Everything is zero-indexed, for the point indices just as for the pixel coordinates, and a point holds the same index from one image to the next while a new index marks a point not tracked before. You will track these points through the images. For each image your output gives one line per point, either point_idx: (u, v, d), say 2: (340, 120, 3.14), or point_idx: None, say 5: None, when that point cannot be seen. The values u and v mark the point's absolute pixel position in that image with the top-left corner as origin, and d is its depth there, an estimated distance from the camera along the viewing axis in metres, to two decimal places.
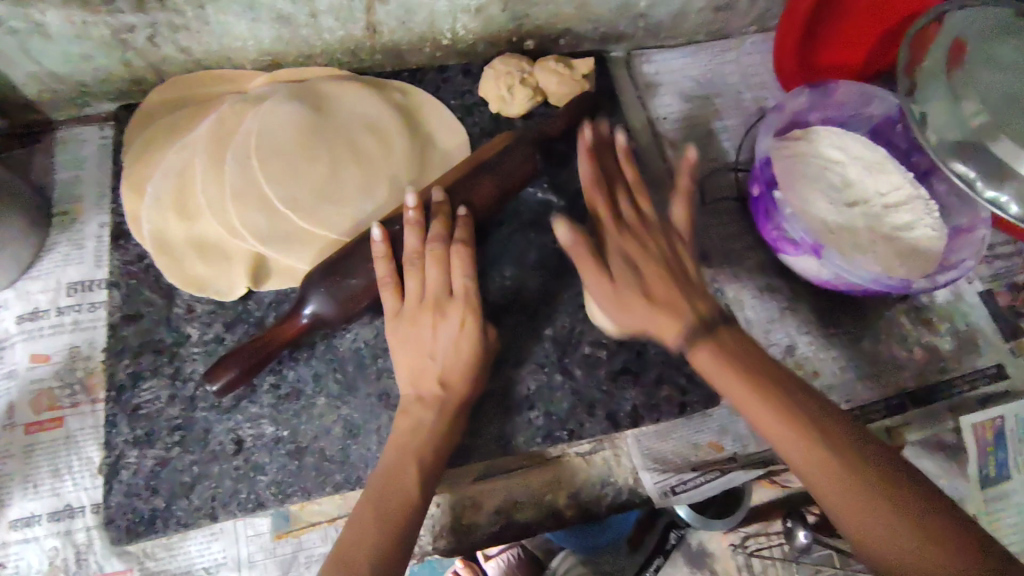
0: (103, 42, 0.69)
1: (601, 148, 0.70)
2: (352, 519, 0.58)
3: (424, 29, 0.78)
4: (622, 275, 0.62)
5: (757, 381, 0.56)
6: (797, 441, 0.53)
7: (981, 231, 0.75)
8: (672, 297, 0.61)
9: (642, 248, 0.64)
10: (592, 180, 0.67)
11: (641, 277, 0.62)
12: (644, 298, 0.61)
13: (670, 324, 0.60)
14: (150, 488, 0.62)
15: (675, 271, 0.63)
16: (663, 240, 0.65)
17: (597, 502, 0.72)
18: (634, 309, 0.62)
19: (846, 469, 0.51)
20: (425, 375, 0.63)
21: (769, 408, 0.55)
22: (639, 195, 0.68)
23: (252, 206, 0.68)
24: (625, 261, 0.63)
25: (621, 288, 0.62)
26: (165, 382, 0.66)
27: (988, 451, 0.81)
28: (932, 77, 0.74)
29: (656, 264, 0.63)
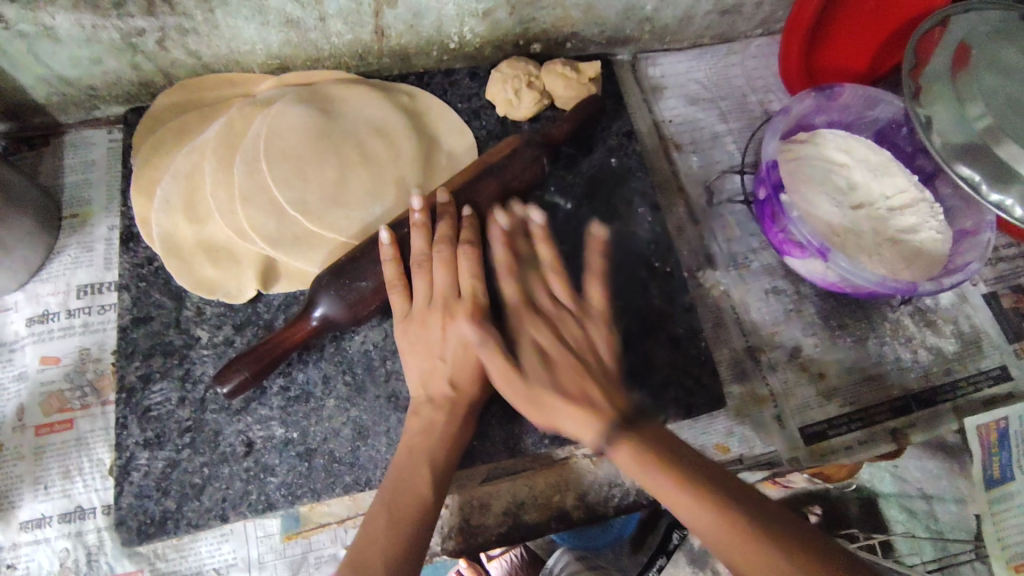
0: (113, 46, 0.69)
1: (515, 234, 0.68)
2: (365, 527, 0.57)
3: (431, 32, 0.78)
4: (533, 369, 0.62)
5: (672, 467, 0.54)
6: (721, 524, 0.50)
7: (986, 233, 0.75)
8: (582, 386, 0.60)
9: (549, 334, 0.63)
10: (505, 255, 0.66)
11: (553, 384, 0.61)
12: (561, 399, 0.60)
13: (581, 424, 0.59)
14: (161, 490, 0.63)
15: (587, 368, 0.62)
16: (578, 321, 0.65)
17: (605, 503, 0.71)
18: (552, 407, 0.60)
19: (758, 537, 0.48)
20: (434, 376, 0.63)
21: (686, 495, 0.52)
22: (552, 279, 0.67)
23: (261, 209, 0.68)
24: (540, 356, 0.62)
25: (534, 383, 0.61)
26: (175, 384, 0.66)
27: (991, 453, 0.82)
28: (936, 79, 0.74)
29: (568, 355, 0.62)
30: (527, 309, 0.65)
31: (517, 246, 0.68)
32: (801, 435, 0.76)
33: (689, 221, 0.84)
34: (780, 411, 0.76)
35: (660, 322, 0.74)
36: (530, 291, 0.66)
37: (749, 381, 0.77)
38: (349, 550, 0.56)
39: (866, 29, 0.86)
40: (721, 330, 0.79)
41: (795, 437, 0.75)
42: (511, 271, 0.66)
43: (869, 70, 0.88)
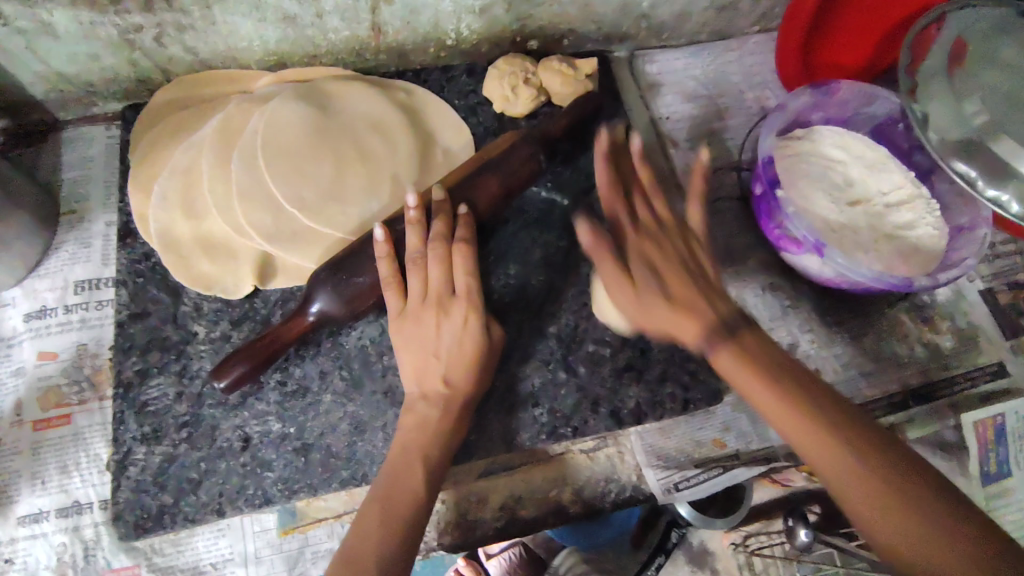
0: (110, 42, 0.69)
1: (621, 154, 0.73)
2: (360, 519, 0.58)
3: (428, 29, 0.78)
4: (643, 282, 0.65)
5: (762, 367, 0.59)
6: (768, 386, 0.57)
7: (982, 229, 0.75)
8: (685, 302, 0.64)
9: (656, 256, 0.66)
10: (618, 200, 0.70)
11: (653, 290, 0.65)
12: (663, 297, 0.64)
13: (680, 322, 0.63)
14: (158, 485, 0.63)
15: (693, 274, 0.66)
16: (681, 240, 0.69)
17: (601, 497, 0.72)
18: (653, 319, 0.65)
19: (865, 449, 0.52)
20: (428, 373, 0.63)
21: (766, 386, 0.57)
22: (652, 193, 0.71)
23: (259, 204, 0.69)
24: (646, 267, 0.66)
25: (645, 297, 0.65)
26: (172, 379, 0.66)
27: (989, 449, 0.81)
28: (933, 76, 0.74)
29: (676, 262, 0.66)
30: (611, 195, 0.70)
31: (609, 145, 0.72)
32: None
33: (686, 217, 0.84)
34: None
35: None
36: (631, 205, 0.70)
37: None
38: (345, 542, 0.57)
39: (864, 24, 0.86)
40: None
41: None
42: (614, 190, 0.70)
43: (865, 70, 0.89)
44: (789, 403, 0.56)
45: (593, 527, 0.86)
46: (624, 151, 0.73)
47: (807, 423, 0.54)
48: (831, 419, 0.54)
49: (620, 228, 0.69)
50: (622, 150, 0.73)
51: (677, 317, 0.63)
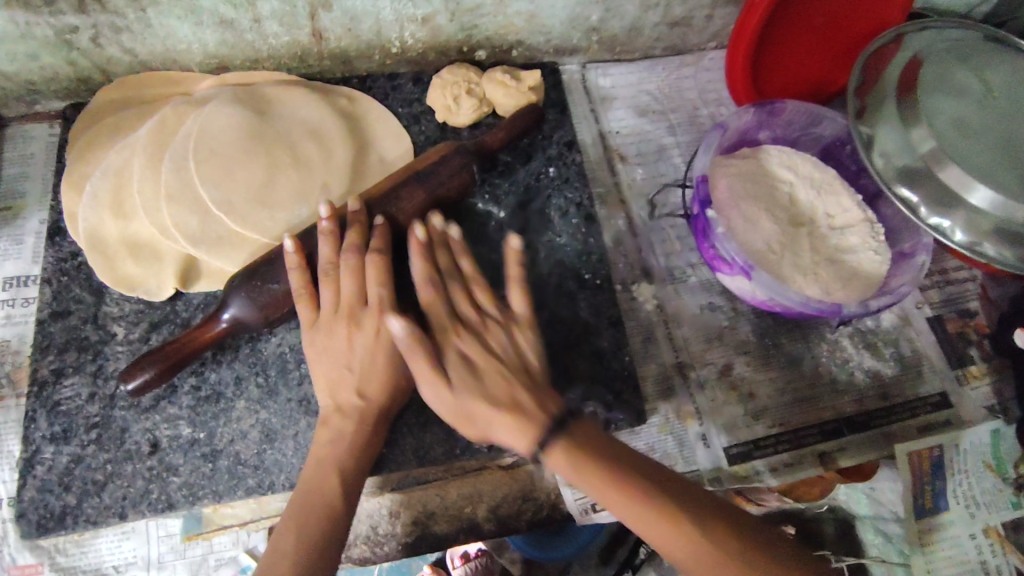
0: (47, 42, 0.70)
1: (433, 248, 0.66)
2: (275, 540, 0.57)
3: (371, 37, 0.78)
4: (459, 377, 0.60)
5: (615, 476, 0.54)
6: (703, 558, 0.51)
7: (921, 256, 0.74)
8: (507, 402, 0.58)
9: (472, 348, 0.61)
10: (449, 316, 0.63)
11: (493, 397, 0.58)
12: (486, 402, 0.58)
13: (506, 429, 0.57)
14: (63, 485, 0.63)
15: (519, 378, 0.60)
16: (500, 356, 0.61)
17: (516, 516, 0.72)
18: (478, 419, 0.59)
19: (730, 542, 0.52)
20: (341, 386, 0.62)
21: (621, 495, 0.54)
22: (477, 289, 0.65)
23: (185, 207, 0.68)
24: (470, 373, 0.60)
25: (461, 393, 0.59)
26: (86, 380, 0.66)
27: (923, 482, 0.79)
28: (881, 100, 0.74)
29: (497, 368, 0.60)
30: (448, 330, 0.62)
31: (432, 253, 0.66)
32: (726, 455, 0.74)
33: (627, 233, 0.83)
34: (705, 430, 0.75)
35: (584, 333, 0.74)
36: (449, 300, 0.64)
37: (676, 398, 0.76)
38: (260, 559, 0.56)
39: (813, 49, 0.86)
40: (651, 345, 0.78)
41: (719, 457, 0.74)
42: (434, 300, 0.64)
43: (795, 92, 0.89)
44: (646, 507, 0.53)
45: (555, 541, 0.86)
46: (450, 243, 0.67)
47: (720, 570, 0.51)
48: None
49: (437, 324, 0.63)
50: (438, 244, 0.66)
51: (611, 492, 0.54)
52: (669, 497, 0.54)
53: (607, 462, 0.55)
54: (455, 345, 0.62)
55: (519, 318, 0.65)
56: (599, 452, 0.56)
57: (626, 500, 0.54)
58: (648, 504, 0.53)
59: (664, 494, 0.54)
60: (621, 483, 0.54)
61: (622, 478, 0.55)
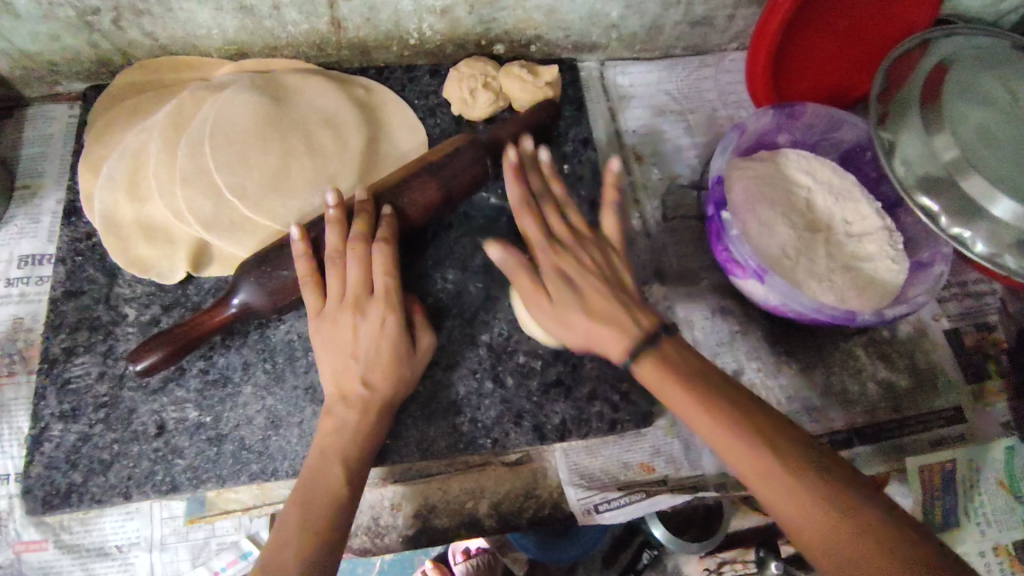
0: (69, 23, 0.70)
1: (528, 169, 0.69)
2: (280, 523, 0.57)
3: (390, 27, 0.78)
4: (555, 289, 0.62)
5: (670, 365, 0.56)
6: (745, 444, 0.50)
7: (938, 267, 0.73)
8: (604, 312, 0.60)
9: (567, 258, 0.64)
10: (540, 232, 0.66)
11: (588, 305, 0.61)
12: (584, 312, 0.61)
13: (607, 332, 0.60)
14: (69, 463, 0.64)
15: (619, 294, 0.62)
16: (603, 262, 0.65)
17: (518, 514, 0.71)
18: (573, 325, 0.61)
19: (774, 435, 0.50)
20: (347, 375, 0.62)
21: (673, 381, 0.55)
22: (569, 211, 0.68)
23: (199, 191, 0.68)
24: (564, 279, 0.62)
25: (561, 301, 0.62)
26: (96, 359, 0.67)
27: (935, 496, 0.78)
28: (905, 106, 0.73)
29: (593, 280, 0.62)
30: (541, 249, 0.65)
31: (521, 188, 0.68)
32: None
33: (641, 233, 0.82)
34: None
35: None
36: (544, 219, 0.67)
37: None
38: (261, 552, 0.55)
39: (837, 52, 0.85)
40: None
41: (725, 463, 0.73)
42: (526, 217, 0.66)
43: (816, 96, 0.87)
44: (695, 390, 0.54)
45: (560, 541, 0.86)
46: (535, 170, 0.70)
47: (756, 457, 0.49)
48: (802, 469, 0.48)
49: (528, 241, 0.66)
50: (532, 166, 0.69)
51: (665, 377, 0.56)
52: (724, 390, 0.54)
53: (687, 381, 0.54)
54: (550, 259, 0.64)
55: (610, 242, 0.67)
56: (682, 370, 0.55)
57: (704, 412, 0.52)
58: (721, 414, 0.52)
59: (719, 387, 0.54)
60: (698, 395, 0.53)
61: (701, 391, 0.53)
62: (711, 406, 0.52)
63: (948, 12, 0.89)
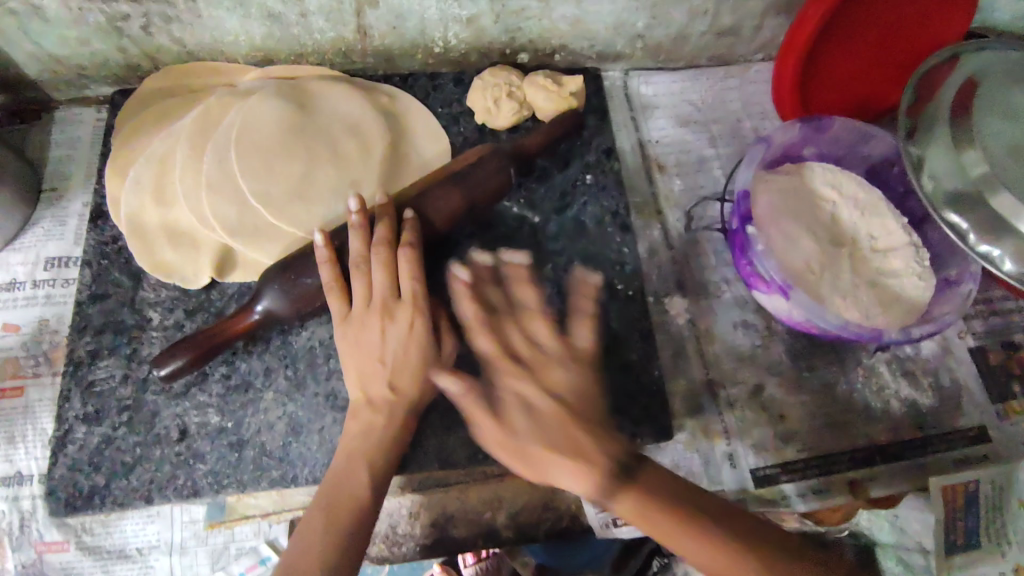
0: (99, 28, 0.71)
1: (481, 284, 0.68)
2: (304, 527, 0.57)
3: (415, 35, 0.78)
4: (518, 420, 0.61)
5: (655, 502, 0.58)
6: (731, 562, 0.56)
7: (966, 286, 0.72)
8: (580, 450, 0.59)
9: (529, 386, 0.63)
10: (501, 355, 0.64)
11: (556, 443, 0.60)
12: (547, 447, 0.60)
13: (569, 476, 0.59)
14: (92, 465, 0.64)
15: (573, 414, 0.61)
16: (560, 369, 0.64)
17: (535, 525, 0.72)
18: (519, 429, 0.61)
19: (749, 545, 0.57)
20: (373, 379, 0.62)
21: (656, 512, 0.58)
22: (534, 323, 0.66)
23: (225, 197, 0.69)
24: (532, 418, 0.61)
25: (520, 442, 0.60)
26: (120, 362, 0.67)
27: (956, 517, 0.76)
28: (934, 122, 0.72)
29: (563, 393, 0.63)
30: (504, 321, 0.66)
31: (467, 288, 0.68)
32: (752, 477, 0.73)
33: (662, 244, 0.81)
34: (732, 450, 0.74)
35: (612, 345, 0.72)
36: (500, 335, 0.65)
37: (704, 416, 0.75)
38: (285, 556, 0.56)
39: (864, 65, 0.84)
40: (681, 360, 0.77)
41: (744, 478, 0.73)
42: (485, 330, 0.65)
43: (843, 108, 0.86)
44: (676, 526, 0.57)
45: (570, 549, 0.85)
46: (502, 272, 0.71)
47: (738, 572, 0.56)
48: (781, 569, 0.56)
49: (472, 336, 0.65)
50: (479, 284, 0.69)
51: (657, 523, 0.58)
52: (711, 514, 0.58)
53: (717, 537, 0.57)
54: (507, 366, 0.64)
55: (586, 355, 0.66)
56: (762, 555, 0.56)
57: (737, 567, 0.56)
58: (769, 574, 0.55)
59: (699, 505, 0.59)
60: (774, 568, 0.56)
61: (735, 552, 0.57)
62: (751, 557, 0.56)
63: (977, 24, 0.88)
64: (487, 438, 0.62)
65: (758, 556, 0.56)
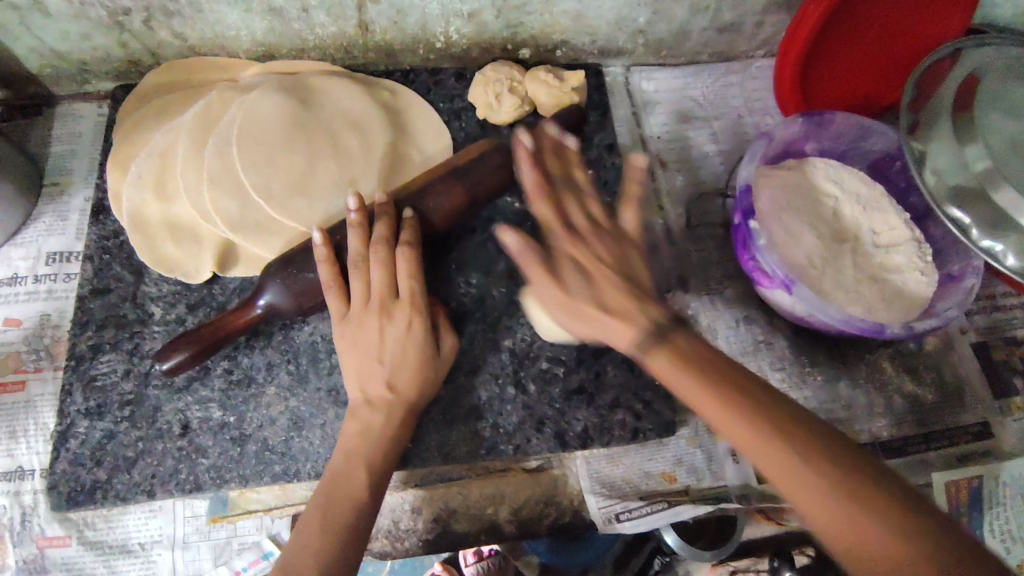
0: (100, 22, 0.71)
1: (541, 154, 0.68)
2: (301, 525, 0.57)
3: (416, 30, 0.78)
4: (571, 279, 0.61)
5: (680, 352, 0.53)
6: (752, 438, 0.47)
7: (971, 279, 0.72)
8: (626, 308, 0.58)
9: (585, 257, 0.62)
10: (557, 227, 0.64)
11: (598, 294, 0.60)
12: (593, 306, 0.59)
13: (615, 324, 0.58)
14: (94, 460, 0.64)
15: (625, 279, 0.61)
16: (610, 257, 0.62)
17: (538, 520, 0.72)
18: (576, 307, 0.60)
19: (783, 424, 0.47)
20: (372, 378, 0.62)
21: (678, 368, 0.53)
22: (586, 203, 0.67)
23: (226, 191, 0.69)
24: (582, 276, 0.61)
25: (574, 295, 0.60)
26: (122, 356, 0.67)
27: (960, 513, 0.78)
28: (936, 116, 0.71)
29: (606, 266, 0.61)
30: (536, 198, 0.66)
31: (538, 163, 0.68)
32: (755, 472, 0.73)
33: (665, 240, 0.81)
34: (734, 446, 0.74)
35: None
36: (558, 203, 0.66)
37: None
38: (282, 553, 0.55)
39: (865, 60, 0.84)
40: None
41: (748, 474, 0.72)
42: (571, 250, 0.63)
43: (844, 105, 0.86)
44: (711, 392, 0.50)
45: (572, 545, 0.84)
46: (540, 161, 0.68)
47: (768, 451, 0.47)
48: (824, 460, 0.45)
49: (550, 247, 0.64)
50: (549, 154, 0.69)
51: (666, 368, 0.53)
52: (744, 385, 0.50)
53: (818, 456, 0.45)
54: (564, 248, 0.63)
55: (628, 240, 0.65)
56: (808, 437, 0.46)
57: (768, 443, 0.47)
58: (808, 466, 0.45)
59: (737, 379, 0.50)
60: (820, 466, 0.45)
61: (776, 429, 0.47)
62: (788, 439, 0.46)
63: (978, 20, 0.88)
64: (544, 303, 0.62)
65: (800, 445, 0.46)
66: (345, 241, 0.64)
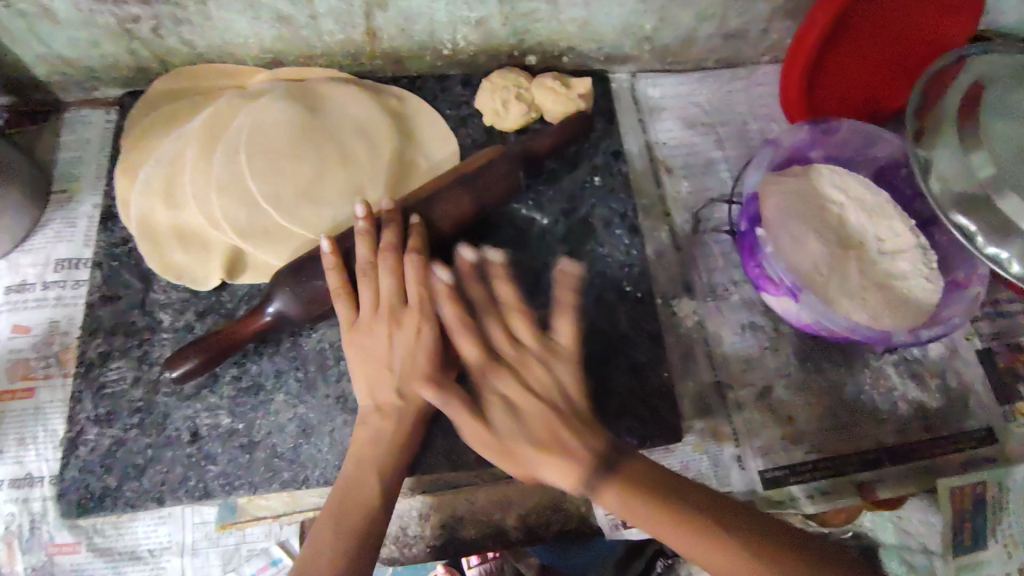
0: (109, 30, 0.71)
1: (467, 280, 0.65)
2: (314, 532, 0.57)
3: (424, 37, 0.78)
4: (509, 428, 0.60)
5: (576, 459, 0.57)
6: (675, 531, 0.53)
7: (975, 289, 0.73)
8: (563, 443, 0.58)
9: (520, 390, 0.61)
10: (482, 350, 0.62)
11: (539, 442, 0.58)
12: (529, 448, 0.58)
13: (557, 463, 0.57)
14: (104, 467, 0.64)
15: (557, 410, 0.60)
16: (541, 377, 0.61)
17: (544, 526, 0.72)
18: (520, 457, 0.59)
19: (675, 504, 0.55)
20: (381, 385, 0.63)
21: (576, 467, 0.57)
22: (514, 320, 0.64)
23: (235, 199, 0.69)
24: (520, 424, 0.59)
25: (506, 435, 0.59)
26: (131, 364, 0.68)
27: (964, 517, 0.77)
28: (942, 124, 0.72)
29: (533, 400, 0.60)
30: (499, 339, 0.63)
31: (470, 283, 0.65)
32: (760, 479, 0.73)
33: (670, 247, 0.82)
34: (740, 452, 0.74)
35: (621, 347, 0.72)
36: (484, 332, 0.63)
37: (712, 417, 0.75)
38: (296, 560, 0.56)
39: (873, 68, 0.84)
40: (689, 362, 0.77)
41: (754, 481, 0.73)
42: (502, 371, 0.61)
43: (850, 112, 0.87)
44: (625, 491, 0.56)
45: (573, 547, 0.83)
46: (487, 269, 0.66)
47: (673, 535, 0.53)
48: (724, 533, 0.52)
49: (477, 370, 0.62)
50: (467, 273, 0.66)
51: (573, 475, 0.57)
52: (639, 472, 0.57)
53: (759, 563, 0.51)
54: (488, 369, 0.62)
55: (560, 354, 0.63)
56: (717, 523, 0.53)
57: (682, 531, 0.53)
58: (713, 532, 0.52)
59: (642, 475, 0.56)
60: (714, 536, 0.52)
61: (669, 508, 0.54)
62: (691, 518, 0.53)
63: (984, 26, 0.88)
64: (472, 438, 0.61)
65: (708, 527, 0.53)
66: (353, 249, 0.65)
